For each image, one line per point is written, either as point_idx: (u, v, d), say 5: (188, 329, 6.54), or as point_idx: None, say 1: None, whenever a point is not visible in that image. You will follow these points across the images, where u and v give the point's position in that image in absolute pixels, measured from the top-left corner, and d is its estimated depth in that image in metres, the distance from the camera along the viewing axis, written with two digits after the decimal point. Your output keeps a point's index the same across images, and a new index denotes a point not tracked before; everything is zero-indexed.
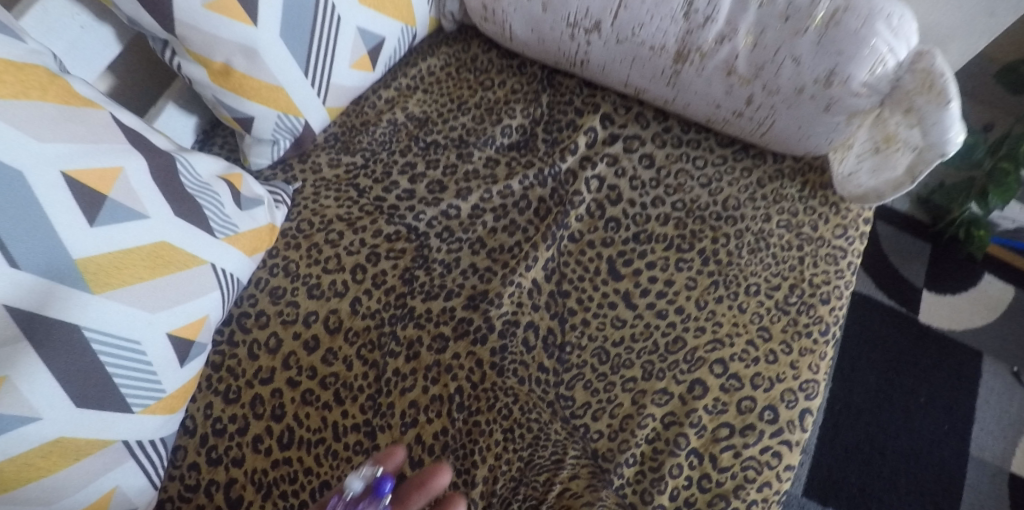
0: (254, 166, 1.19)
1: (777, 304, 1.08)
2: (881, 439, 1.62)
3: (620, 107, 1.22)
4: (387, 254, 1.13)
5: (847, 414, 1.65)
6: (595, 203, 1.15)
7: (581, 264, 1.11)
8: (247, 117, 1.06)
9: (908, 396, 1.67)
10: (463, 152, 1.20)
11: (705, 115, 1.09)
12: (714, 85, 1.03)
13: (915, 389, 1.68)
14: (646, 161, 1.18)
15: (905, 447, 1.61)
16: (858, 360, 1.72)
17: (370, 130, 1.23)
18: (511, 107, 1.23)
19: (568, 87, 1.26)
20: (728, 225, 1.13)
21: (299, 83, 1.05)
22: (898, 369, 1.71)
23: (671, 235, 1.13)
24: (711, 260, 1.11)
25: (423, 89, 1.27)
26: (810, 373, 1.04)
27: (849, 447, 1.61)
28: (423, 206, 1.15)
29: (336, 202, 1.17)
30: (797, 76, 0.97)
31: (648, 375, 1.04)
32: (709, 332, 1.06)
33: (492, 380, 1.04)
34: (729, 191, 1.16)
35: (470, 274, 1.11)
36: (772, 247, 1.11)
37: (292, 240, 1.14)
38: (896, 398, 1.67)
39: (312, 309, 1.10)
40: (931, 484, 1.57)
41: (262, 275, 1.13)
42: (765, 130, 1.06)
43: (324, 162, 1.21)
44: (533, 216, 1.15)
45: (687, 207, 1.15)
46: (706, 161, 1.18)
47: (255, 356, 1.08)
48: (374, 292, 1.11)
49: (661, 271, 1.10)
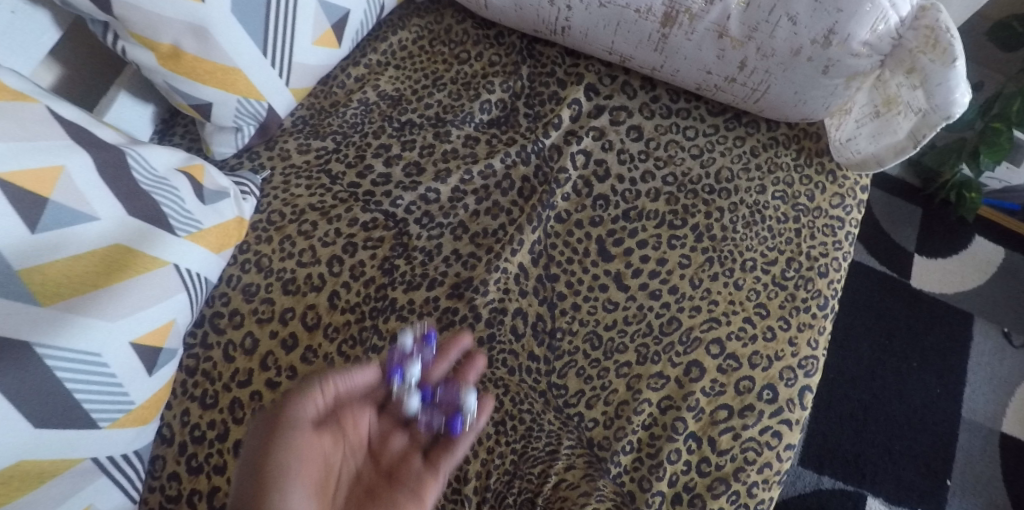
0: (219, 156, 1.11)
1: (774, 279, 1.03)
2: (874, 406, 1.59)
3: (604, 76, 1.15)
4: (364, 244, 1.06)
5: (842, 380, 1.62)
6: (582, 180, 1.09)
7: (570, 245, 1.05)
8: (204, 104, 0.98)
9: (901, 362, 1.65)
10: (440, 131, 1.13)
11: (696, 82, 1.03)
12: (705, 49, 0.96)
13: (907, 354, 1.66)
14: (634, 134, 1.11)
15: (901, 411, 1.59)
16: (855, 326, 1.69)
17: (340, 112, 1.15)
18: (489, 81, 1.16)
19: (549, 57, 1.19)
20: (722, 197, 1.08)
21: (258, 64, 0.97)
22: (891, 333, 1.68)
23: (663, 211, 1.07)
24: (706, 235, 1.05)
25: (395, 65, 1.19)
26: (809, 349, 1.00)
27: (845, 412, 1.58)
28: (400, 191, 1.08)
29: (308, 190, 1.10)
30: (793, 37, 0.90)
31: (643, 358, 0.99)
32: (705, 311, 1.01)
33: (481, 371, 0.98)
34: (722, 162, 1.10)
35: (453, 261, 1.05)
36: (768, 220, 1.07)
37: (264, 233, 1.07)
38: (891, 362, 1.65)
39: (287, 306, 1.04)
40: (926, 446, 1.56)
41: (234, 271, 1.06)
42: (760, 96, 0.99)
43: (293, 148, 1.14)
44: (516, 196, 1.09)
45: (679, 181, 1.09)
46: (697, 132, 1.12)
47: (230, 358, 1.02)
48: (353, 285, 1.05)
49: (654, 249, 1.04)
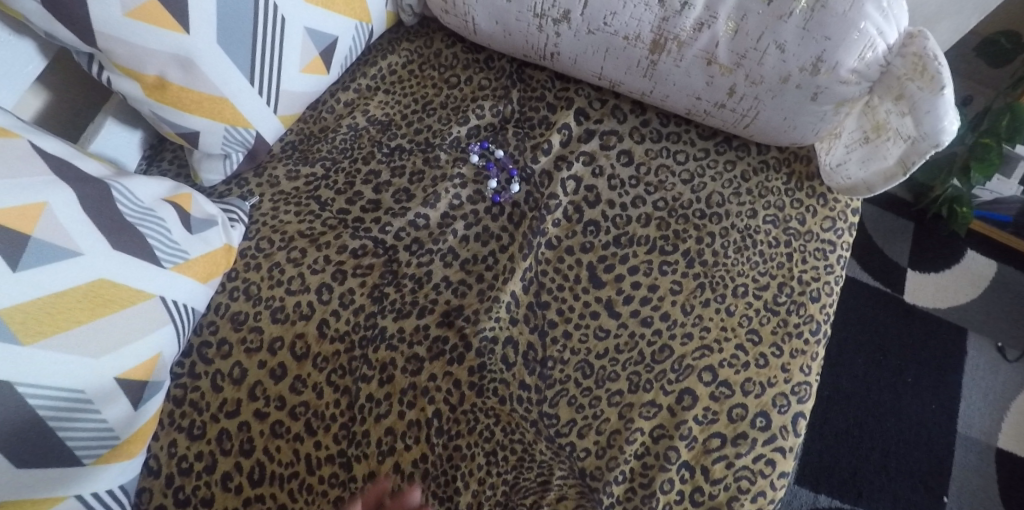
0: (207, 183, 1.10)
1: (766, 304, 1.03)
2: (870, 422, 1.59)
3: (594, 100, 1.15)
4: (354, 271, 1.05)
5: (836, 398, 1.62)
6: (572, 206, 1.08)
7: (561, 271, 1.05)
8: (191, 132, 0.97)
9: (895, 377, 1.64)
10: (430, 156, 1.12)
11: (686, 107, 1.02)
12: (694, 76, 0.96)
13: (902, 369, 1.65)
14: (624, 158, 1.11)
15: (895, 429, 1.58)
16: (848, 343, 1.68)
17: (329, 137, 1.15)
18: (479, 105, 1.15)
19: (539, 81, 1.18)
20: (714, 222, 1.07)
21: (245, 93, 0.97)
22: (885, 349, 1.68)
23: (655, 237, 1.06)
24: (697, 261, 1.04)
25: (384, 90, 1.19)
26: (802, 375, 0.99)
27: (839, 431, 1.58)
28: (389, 217, 1.08)
29: (297, 217, 1.09)
30: (781, 64, 0.90)
31: (635, 386, 0.98)
32: (697, 338, 1.00)
33: (472, 401, 0.97)
34: (712, 186, 1.10)
35: (444, 288, 1.04)
36: (759, 244, 1.06)
37: (252, 260, 1.07)
38: (884, 379, 1.64)
39: (276, 335, 1.03)
40: (920, 463, 1.55)
41: (222, 299, 1.05)
42: (750, 121, 0.99)
43: (282, 174, 1.13)
44: (507, 222, 1.08)
45: (669, 206, 1.08)
46: (687, 156, 1.12)
47: (218, 388, 1.01)
48: (342, 313, 1.03)
49: (645, 275, 1.04)
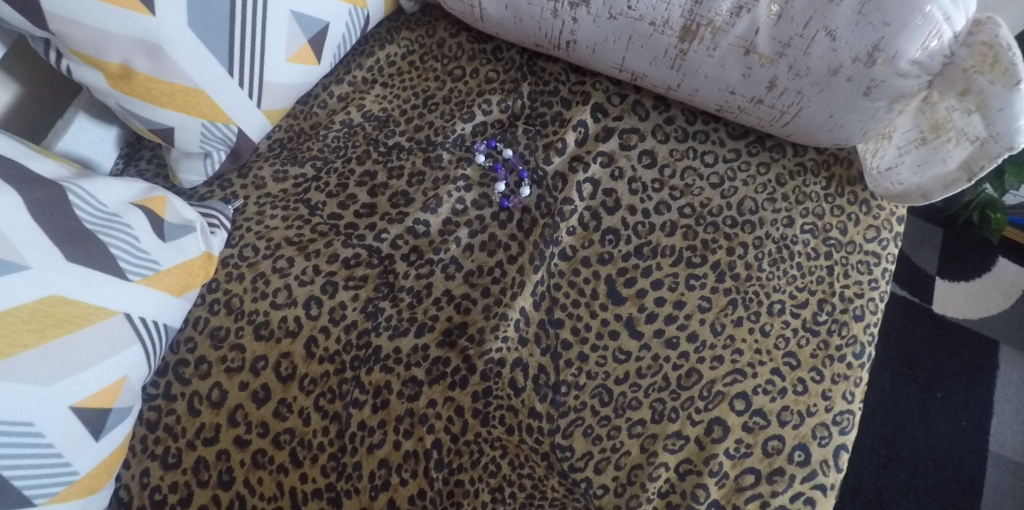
0: (186, 184, 1.00)
1: (804, 324, 0.92)
2: (896, 441, 1.44)
3: (613, 95, 1.04)
4: (345, 283, 0.94)
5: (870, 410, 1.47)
6: (589, 212, 0.97)
7: (576, 285, 0.94)
8: (164, 128, 0.87)
9: (922, 393, 1.48)
10: (431, 156, 1.01)
11: (717, 103, 0.92)
12: (729, 67, 0.85)
13: (929, 385, 1.49)
14: (646, 160, 1.00)
15: (923, 448, 1.43)
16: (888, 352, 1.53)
17: (320, 134, 1.04)
18: (485, 100, 1.04)
19: (552, 74, 1.07)
20: (746, 231, 0.96)
21: (223, 85, 0.87)
22: (911, 363, 1.52)
23: (680, 247, 0.95)
24: (728, 275, 0.94)
25: (382, 83, 1.08)
26: (844, 404, 0.88)
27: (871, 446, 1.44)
28: (386, 223, 0.97)
29: (284, 222, 0.99)
30: (831, 54, 0.79)
31: (660, 416, 0.87)
32: (728, 362, 0.89)
33: (476, 430, 0.87)
34: (744, 191, 0.98)
35: (445, 303, 0.93)
36: (797, 256, 0.95)
37: (235, 270, 0.97)
38: (911, 393, 1.48)
39: (260, 354, 0.93)
40: (948, 483, 1.39)
41: (201, 313, 0.96)
42: (789, 119, 0.88)
43: (268, 175, 1.03)
44: (516, 229, 0.97)
45: (697, 212, 0.97)
46: (716, 157, 1.01)
47: (195, 412, 0.91)
48: (332, 330, 0.93)
49: (670, 290, 0.93)
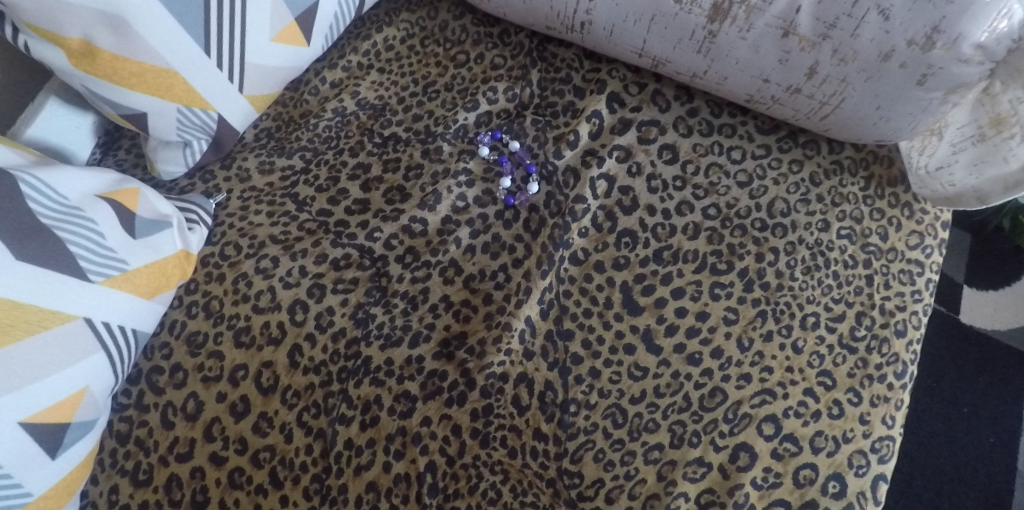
0: (165, 176, 0.92)
1: (841, 340, 0.83)
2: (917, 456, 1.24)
3: (631, 84, 0.95)
4: (334, 287, 0.86)
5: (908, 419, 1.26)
6: (603, 212, 0.88)
7: (588, 292, 0.84)
8: (135, 113, 0.79)
9: (947, 406, 1.26)
10: (430, 148, 0.92)
11: (747, 93, 0.82)
12: (764, 51, 0.76)
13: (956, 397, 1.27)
14: (667, 155, 0.90)
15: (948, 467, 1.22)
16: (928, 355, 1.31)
17: (310, 123, 0.96)
18: (491, 87, 0.95)
19: (564, 60, 0.98)
20: (777, 235, 0.87)
21: (199, 66, 0.78)
22: (937, 372, 1.29)
23: (705, 252, 0.85)
24: (757, 284, 0.84)
25: (379, 68, 1.00)
26: (884, 429, 0.79)
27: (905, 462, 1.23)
28: (379, 221, 0.88)
29: (269, 219, 0.91)
30: (883, 36, 0.70)
31: (679, 440, 0.78)
32: (756, 381, 0.80)
33: (475, 453, 0.78)
34: (775, 191, 0.89)
35: (442, 311, 0.84)
36: (833, 264, 0.86)
37: (215, 270, 0.89)
38: (933, 406, 1.27)
39: (240, 363, 0.85)
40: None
41: (177, 316, 0.88)
42: (829, 112, 0.79)
43: (253, 167, 0.94)
44: (522, 230, 0.88)
45: (723, 214, 0.87)
46: (743, 153, 0.91)
47: (168, 424, 0.83)
48: (318, 338, 0.84)
49: (693, 300, 0.83)
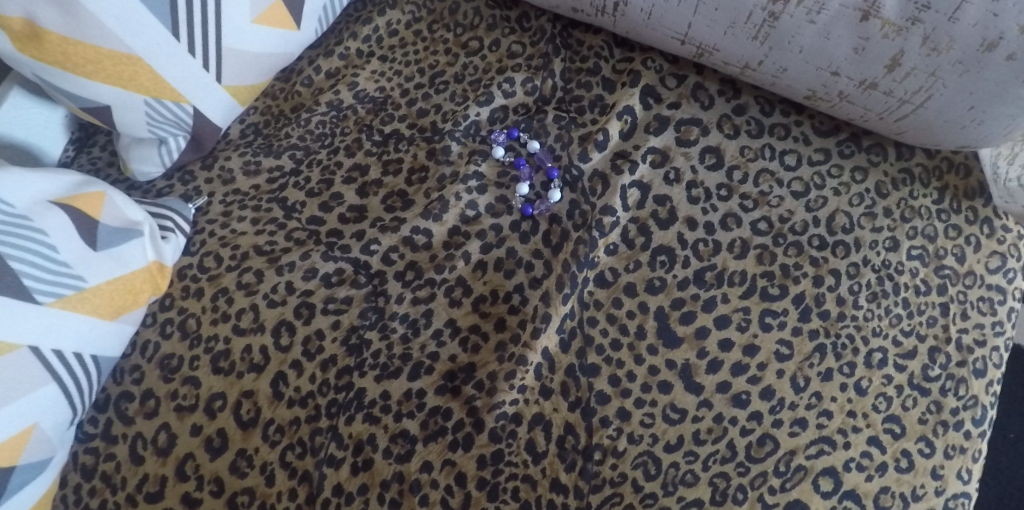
0: (139, 176, 0.82)
1: (911, 380, 0.70)
2: None
3: (668, 76, 0.82)
4: (324, 307, 0.74)
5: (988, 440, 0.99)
6: (635, 225, 0.76)
7: (617, 319, 0.72)
8: (97, 106, 0.69)
9: None
10: (436, 147, 0.81)
11: (809, 88, 0.70)
12: (836, 38, 0.64)
13: None
14: (711, 159, 0.78)
15: None
16: None
17: (302, 118, 0.85)
18: (507, 78, 0.83)
19: (591, 47, 0.85)
20: (838, 255, 0.74)
21: (168, 52, 0.68)
22: None
23: (754, 273, 0.73)
24: (815, 312, 0.72)
25: (380, 56, 0.88)
26: (960, 485, 0.67)
27: (992, 494, 0.96)
28: (376, 232, 0.76)
29: (253, 227, 0.80)
30: (989, 20, 0.57)
31: (722, 496, 0.65)
32: (813, 427, 0.68)
33: (481, 507, 0.65)
34: (835, 203, 0.77)
35: (447, 338, 0.72)
36: (902, 289, 0.74)
37: (193, 284, 0.79)
38: None
39: (218, 391, 0.74)
40: None
41: (150, 336, 0.78)
42: (908, 111, 0.67)
43: (237, 167, 0.83)
44: (541, 243, 0.76)
45: (776, 229, 0.75)
46: (800, 157, 0.78)
47: (138, 459, 0.73)
48: (305, 367, 0.73)
49: (740, 331, 0.71)
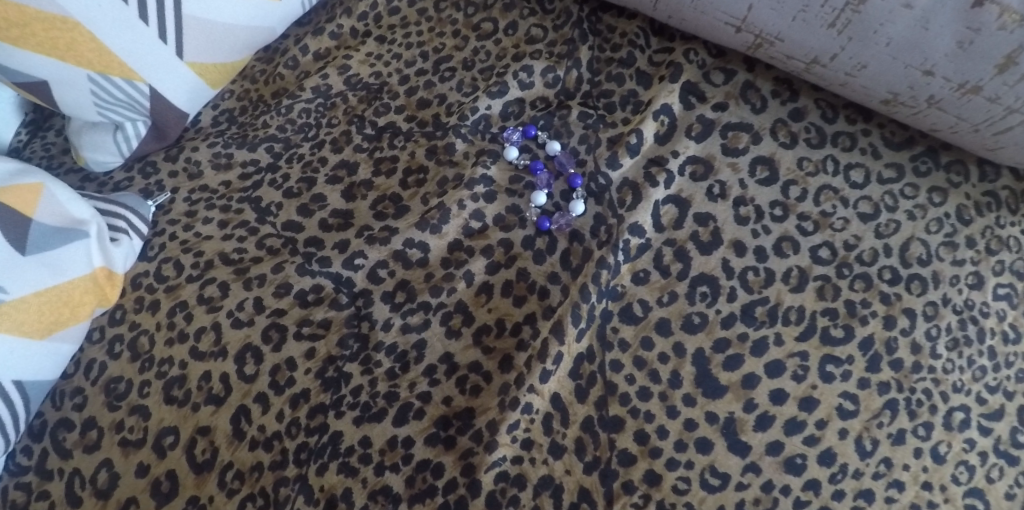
0: (94, 166, 0.70)
1: (998, 447, 0.58)
2: None
3: (713, 71, 0.70)
4: (297, 331, 0.62)
5: None
6: (671, 249, 0.63)
7: (646, 363, 0.59)
8: (33, 82, 0.60)
9: None
10: (438, 145, 0.69)
11: (891, 90, 0.58)
12: (937, 28, 0.52)
13: None
14: (764, 172, 0.65)
15: None
16: None
17: (283, 105, 0.73)
18: (524, 66, 0.71)
19: (624, 34, 0.73)
20: (912, 292, 0.62)
21: (111, 18, 0.58)
22: None
23: (813, 310, 0.61)
24: (884, 361, 0.60)
25: (378, 37, 0.77)
26: None
27: None
28: (362, 243, 0.64)
29: (220, 231, 0.68)
30: None
31: None
32: (881, 502, 0.56)
33: None
34: (910, 229, 0.64)
35: (442, 376, 0.60)
36: (988, 336, 0.61)
37: (148, 295, 0.67)
38: None
39: (169, 426, 0.62)
40: None
41: (97, 355, 0.66)
42: (1016, 122, 0.55)
43: (205, 160, 0.71)
44: (559, 265, 0.63)
45: (840, 257, 0.63)
46: (868, 173, 0.66)
47: (73, 501, 0.61)
48: (272, 401, 0.61)
49: (795, 380, 0.59)
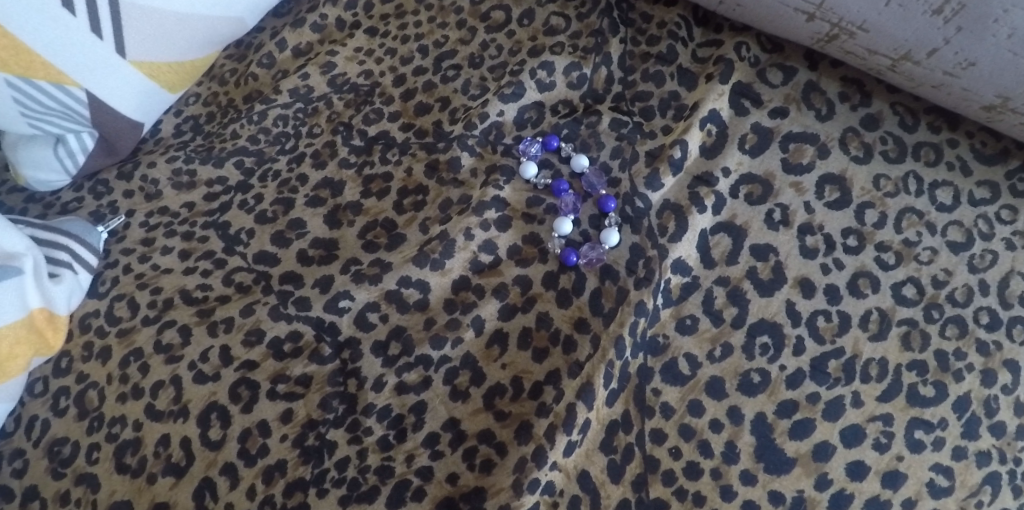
0: (36, 186, 0.59)
1: None
2: None
3: (768, 69, 0.59)
4: (272, 389, 0.51)
5: None
6: (723, 289, 0.52)
7: (693, 433, 0.49)
8: None
9: None
10: (440, 159, 0.58)
11: (999, 92, 0.47)
12: None
13: None
14: (832, 194, 0.54)
15: None
16: None
17: (255, 110, 0.62)
18: (544, 63, 0.60)
19: (660, 25, 0.62)
20: (1016, 339, 0.50)
21: (33, 8, 0.48)
22: None
23: (898, 363, 0.50)
24: (983, 425, 0.48)
25: (368, 29, 0.66)
26: None
27: None
28: (349, 281, 0.54)
29: (181, 263, 0.57)
30: None
31: None
32: None
33: None
34: (1009, 261, 0.52)
35: (447, 447, 0.49)
36: None
37: (98, 339, 0.55)
38: None
39: (121, 500, 0.50)
40: None
41: (39, 411, 0.54)
42: None
43: (164, 177, 0.60)
44: (588, 308, 0.53)
45: (926, 298, 0.52)
46: (957, 192, 0.54)
47: None
48: (241, 475, 0.49)
49: (878, 451, 0.48)
